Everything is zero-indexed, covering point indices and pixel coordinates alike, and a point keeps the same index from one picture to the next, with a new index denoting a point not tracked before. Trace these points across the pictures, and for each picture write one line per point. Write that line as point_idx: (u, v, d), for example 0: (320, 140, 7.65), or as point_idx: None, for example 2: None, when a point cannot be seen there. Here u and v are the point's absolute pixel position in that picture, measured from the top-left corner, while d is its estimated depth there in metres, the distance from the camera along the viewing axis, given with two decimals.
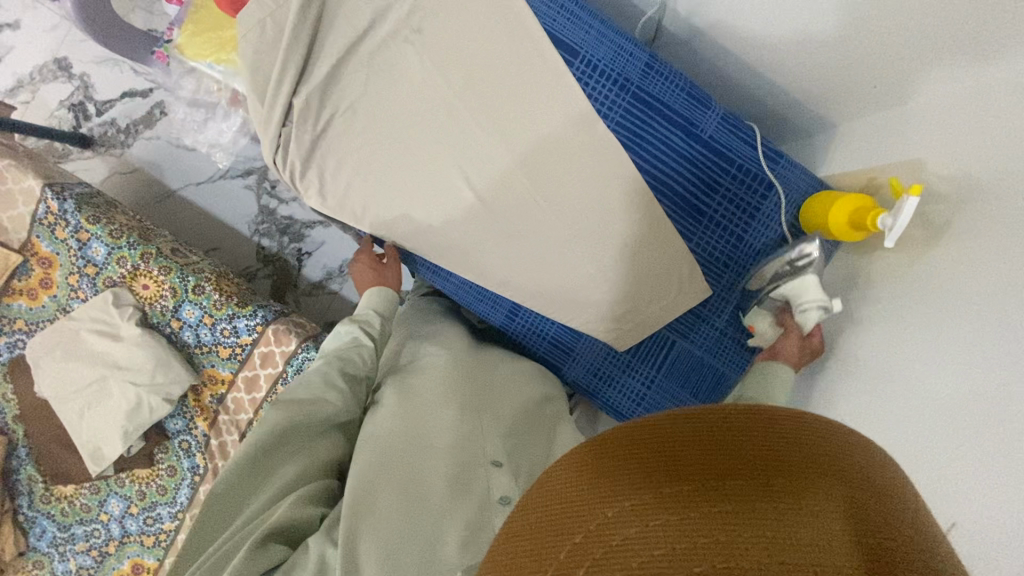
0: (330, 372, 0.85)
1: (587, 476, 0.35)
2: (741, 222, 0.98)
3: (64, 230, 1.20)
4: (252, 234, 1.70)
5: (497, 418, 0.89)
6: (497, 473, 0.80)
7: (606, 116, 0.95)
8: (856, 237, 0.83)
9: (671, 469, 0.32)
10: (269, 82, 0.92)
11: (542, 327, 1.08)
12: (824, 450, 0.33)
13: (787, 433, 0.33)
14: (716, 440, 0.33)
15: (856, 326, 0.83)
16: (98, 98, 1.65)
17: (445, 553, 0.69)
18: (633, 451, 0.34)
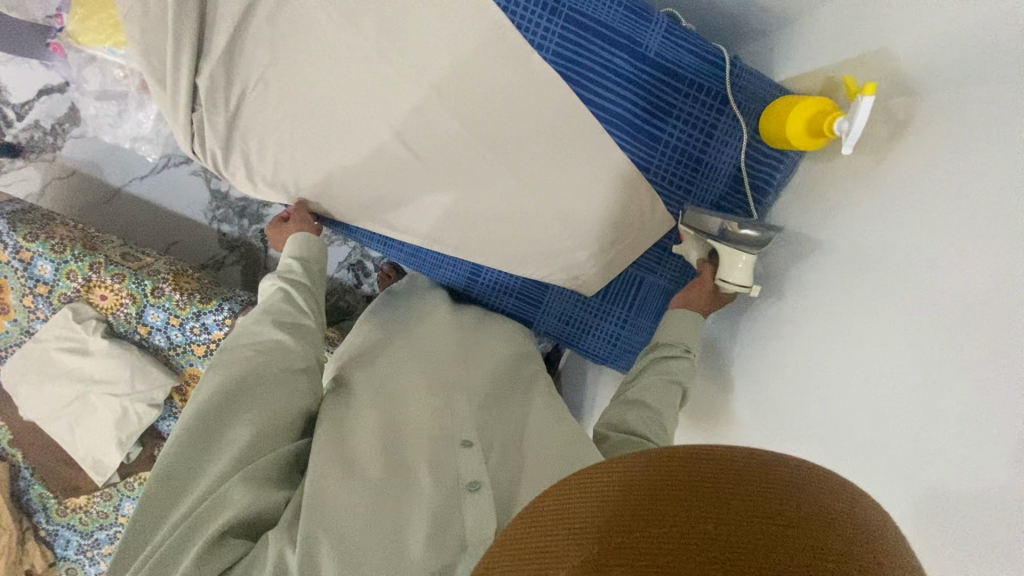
0: (265, 329, 0.85)
1: (543, 539, 0.37)
2: (699, 143, 0.92)
3: (4, 252, 1.14)
4: (210, 222, 1.65)
5: (469, 397, 0.90)
6: (466, 455, 0.80)
7: (541, 47, 0.86)
8: (815, 144, 0.77)
9: (605, 530, 0.35)
10: (166, 64, 0.84)
11: (508, 283, 1.07)
12: (744, 494, 0.35)
13: (705, 476, 0.36)
14: (653, 494, 0.35)
15: (818, 239, 0.81)
16: (13, 100, 1.53)
17: (411, 549, 0.70)
18: (598, 490, 0.37)
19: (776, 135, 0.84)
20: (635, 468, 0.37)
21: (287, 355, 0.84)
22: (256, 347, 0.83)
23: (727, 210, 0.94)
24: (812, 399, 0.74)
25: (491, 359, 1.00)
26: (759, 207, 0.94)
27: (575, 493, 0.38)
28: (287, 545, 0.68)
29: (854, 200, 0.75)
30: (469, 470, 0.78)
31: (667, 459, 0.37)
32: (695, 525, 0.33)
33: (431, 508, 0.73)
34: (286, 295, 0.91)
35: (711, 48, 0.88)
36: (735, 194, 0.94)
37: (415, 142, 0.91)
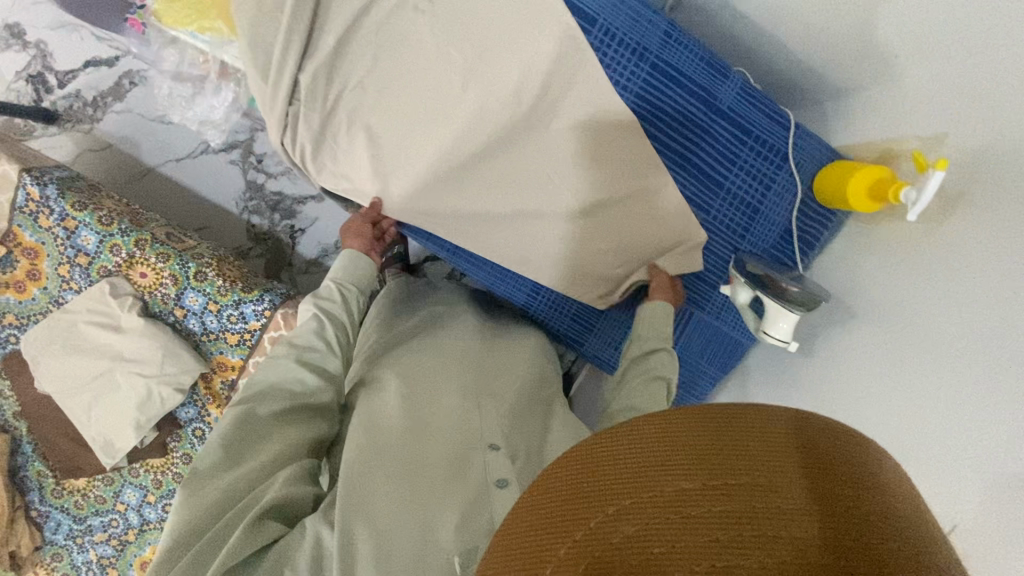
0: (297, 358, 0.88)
1: (581, 483, 0.35)
2: (757, 194, 0.98)
3: (48, 219, 1.11)
4: (241, 212, 1.64)
5: (496, 404, 0.91)
6: (493, 456, 0.82)
7: (625, 88, 0.92)
8: (872, 207, 0.85)
9: (663, 471, 0.33)
10: (271, 58, 0.87)
11: (563, 304, 1.10)
12: (801, 449, 0.34)
13: (761, 432, 0.34)
14: (713, 445, 0.33)
15: (863, 296, 0.87)
16: (58, 68, 1.52)
17: (438, 536, 0.71)
18: (609, 455, 0.35)
19: (834, 195, 0.91)
20: (670, 427, 0.35)
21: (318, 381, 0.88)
22: (283, 377, 0.85)
23: (776, 259, 1.00)
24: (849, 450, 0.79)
25: (517, 371, 1.02)
26: (805, 260, 1.00)
27: (589, 460, 0.35)
28: (324, 528, 0.72)
29: (897, 263, 0.81)
30: (496, 471, 0.80)
31: (721, 412, 0.35)
32: (754, 471, 0.32)
33: (456, 498, 0.75)
34: (319, 322, 0.93)
35: (778, 110, 0.95)
36: (785, 245, 1.00)
37: (495, 160, 0.95)
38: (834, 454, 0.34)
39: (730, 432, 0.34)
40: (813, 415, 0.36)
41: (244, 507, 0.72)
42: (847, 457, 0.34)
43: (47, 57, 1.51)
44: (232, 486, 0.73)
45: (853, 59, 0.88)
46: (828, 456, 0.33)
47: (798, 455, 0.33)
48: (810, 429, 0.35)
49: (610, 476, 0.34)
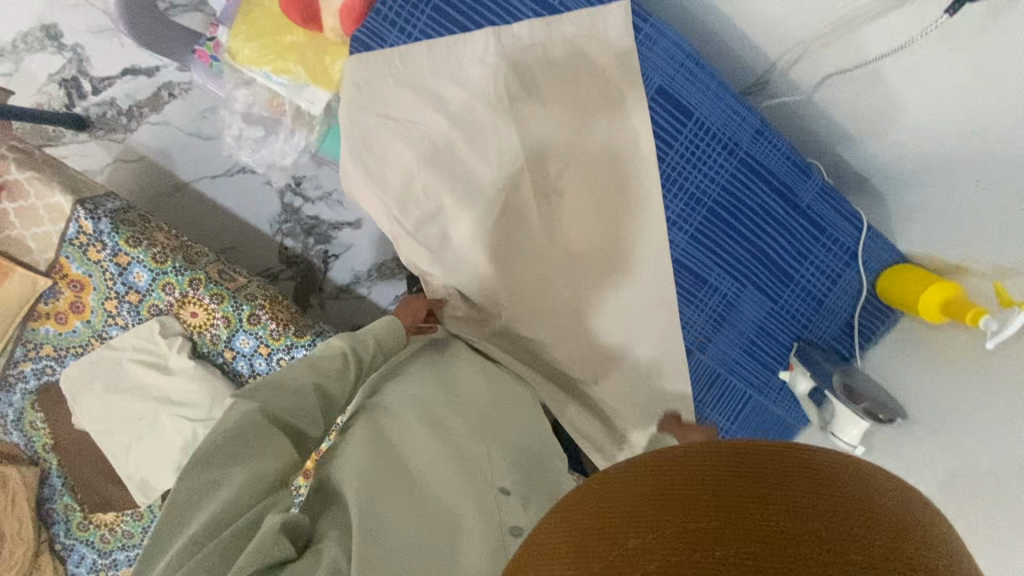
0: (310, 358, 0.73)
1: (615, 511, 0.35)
2: (823, 287, 1.00)
3: (99, 252, 1.07)
4: (274, 233, 1.59)
5: (506, 435, 0.76)
6: (506, 500, 0.66)
7: (712, 181, 0.94)
8: (938, 319, 0.88)
9: (689, 496, 0.34)
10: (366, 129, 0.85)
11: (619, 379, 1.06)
12: (819, 480, 0.34)
13: (779, 465, 0.35)
14: (740, 476, 0.34)
15: (911, 403, 0.90)
16: (94, 73, 1.45)
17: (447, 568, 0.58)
18: (619, 480, 0.37)
19: (902, 297, 0.95)
20: (693, 462, 0.36)
21: (329, 376, 0.72)
22: (293, 393, 0.68)
23: (836, 350, 1.03)
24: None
25: (537, 411, 0.86)
26: (859, 354, 1.04)
27: (617, 485, 0.36)
28: (343, 556, 0.56)
29: (964, 382, 0.82)
30: (509, 516, 0.64)
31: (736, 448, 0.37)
32: (778, 500, 0.33)
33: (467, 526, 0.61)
34: (343, 356, 0.75)
35: (853, 211, 0.98)
36: (843, 337, 1.03)
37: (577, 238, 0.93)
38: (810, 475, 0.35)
39: (746, 466, 0.35)
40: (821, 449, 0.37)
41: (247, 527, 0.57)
42: (835, 486, 0.34)
43: (83, 61, 1.44)
44: (231, 501, 0.58)
45: (930, 174, 0.89)
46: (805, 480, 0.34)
47: (817, 486, 0.34)
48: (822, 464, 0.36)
49: (600, 515, 0.35)
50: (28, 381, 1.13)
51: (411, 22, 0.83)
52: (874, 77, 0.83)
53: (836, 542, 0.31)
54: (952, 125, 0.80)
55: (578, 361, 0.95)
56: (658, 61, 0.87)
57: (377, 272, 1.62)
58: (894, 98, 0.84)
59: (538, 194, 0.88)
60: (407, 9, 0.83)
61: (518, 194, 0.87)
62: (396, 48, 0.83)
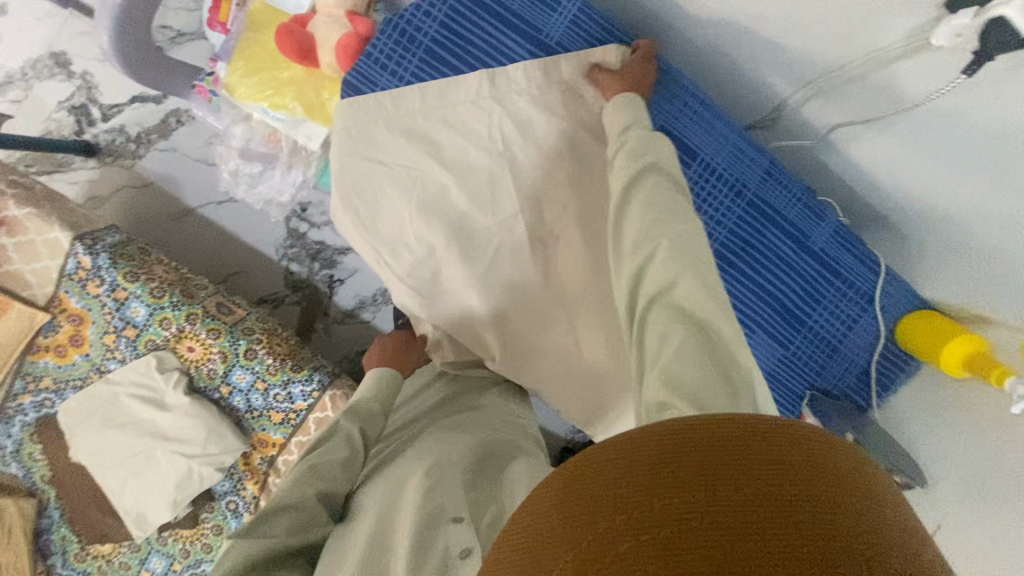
0: (313, 460, 0.72)
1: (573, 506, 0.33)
2: (838, 333, 0.95)
3: (98, 287, 1.06)
4: (279, 259, 1.58)
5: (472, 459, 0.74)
6: (455, 527, 0.61)
7: (719, 222, 0.90)
8: (958, 373, 0.83)
9: (652, 476, 0.32)
10: (357, 173, 0.84)
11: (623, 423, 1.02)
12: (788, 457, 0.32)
13: (746, 441, 0.33)
14: (705, 457, 0.33)
15: (930, 463, 0.85)
16: (103, 101, 1.47)
17: None
18: (582, 469, 0.35)
19: (919, 347, 0.90)
20: (658, 440, 0.34)
21: (332, 481, 0.71)
22: (300, 513, 0.66)
23: (854, 398, 0.97)
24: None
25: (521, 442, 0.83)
26: (878, 403, 0.97)
27: (578, 476, 0.35)
28: None
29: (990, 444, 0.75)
30: (455, 541, 0.60)
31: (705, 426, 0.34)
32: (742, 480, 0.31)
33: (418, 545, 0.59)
34: (345, 446, 0.75)
35: (869, 254, 0.93)
36: (860, 386, 0.97)
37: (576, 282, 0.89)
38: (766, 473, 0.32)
39: (712, 443, 0.33)
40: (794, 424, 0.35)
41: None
42: (800, 461, 0.32)
43: (92, 89, 1.46)
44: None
45: (949, 217, 0.83)
46: (759, 483, 0.31)
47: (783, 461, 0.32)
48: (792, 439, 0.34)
49: (562, 513, 0.34)
50: (27, 414, 1.13)
51: (403, 64, 0.81)
52: (887, 121, 0.78)
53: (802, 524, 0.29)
54: (972, 177, 0.75)
55: (578, 409, 0.91)
56: (659, 102, 0.85)
57: (383, 297, 1.58)
58: (909, 146, 0.79)
59: (533, 238, 0.85)
60: (399, 52, 0.81)
61: (512, 239, 0.85)
62: (387, 91, 0.82)
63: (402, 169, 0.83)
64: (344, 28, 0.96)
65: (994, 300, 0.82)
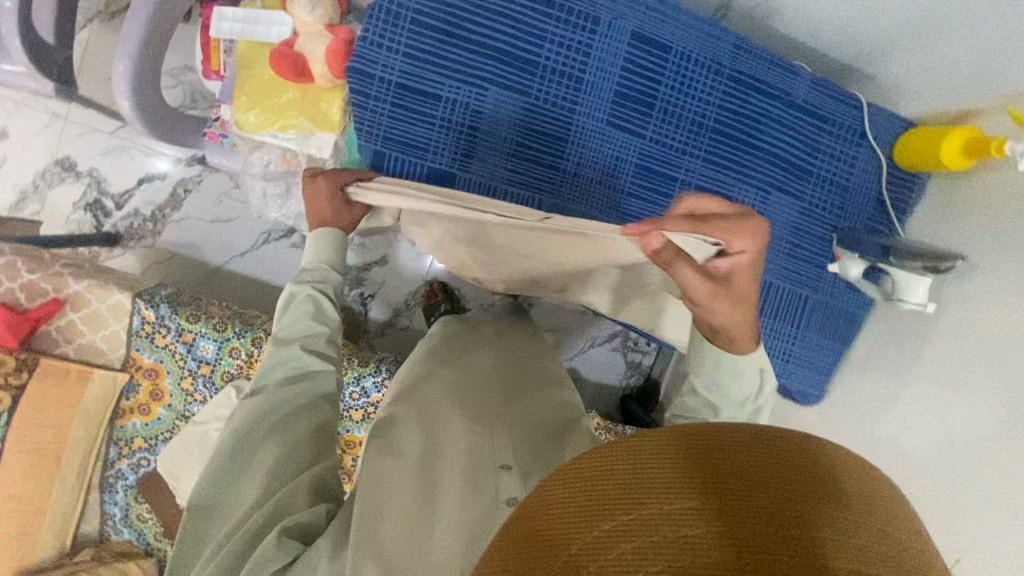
0: (287, 326, 0.79)
1: (587, 495, 0.37)
2: (844, 173, 1.03)
3: (166, 337, 1.13)
4: None
5: (513, 422, 0.76)
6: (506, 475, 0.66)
7: (709, 103, 0.98)
8: (964, 164, 0.90)
9: (662, 486, 0.36)
10: (381, 147, 0.92)
11: None
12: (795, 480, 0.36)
13: (755, 457, 0.37)
14: (711, 466, 0.36)
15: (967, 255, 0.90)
16: (114, 191, 1.56)
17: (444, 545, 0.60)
18: (596, 465, 0.39)
19: (921, 161, 0.97)
20: (672, 448, 0.38)
21: (312, 340, 0.78)
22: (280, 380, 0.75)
23: (874, 229, 1.05)
24: (967, 394, 0.80)
25: (545, 395, 0.85)
26: (900, 226, 1.04)
27: (589, 470, 0.39)
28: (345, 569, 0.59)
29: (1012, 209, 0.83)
30: (506, 486, 0.65)
31: (717, 437, 0.38)
32: (749, 494, 0.35)
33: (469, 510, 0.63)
34: (310, 304, 0.80)
35: (848, 94, 1.01)
36: (879, 214, 1.04)
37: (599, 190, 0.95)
38: (856, 511, 0.35)
39: (720, 456, 0.37)
40: (802, 448, 0.38)
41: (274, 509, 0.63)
42: (805, 481, 0.36)
43: (101, 183, 1.55)
44: (254, 501, 0.65)
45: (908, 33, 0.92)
46: (786, 507, 0.34)
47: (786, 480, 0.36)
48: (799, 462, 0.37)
49: (576, 496, 0.38)
50: (127, 477, 1.18)
51: (395, 39, 0.89)
52: None
53: (800, 537, 0.33)
54: None
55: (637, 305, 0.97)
56: (626, 10, 0.93)
57: (415, 300, 1.66)
58: None
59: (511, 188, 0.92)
60: (390, 31, 0.89)
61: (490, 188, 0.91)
62: (389, 66, 0.90)
63: (420, 131, 0.92)
64: (327, 40, 1.05)
65: (978, 89, 0.89)
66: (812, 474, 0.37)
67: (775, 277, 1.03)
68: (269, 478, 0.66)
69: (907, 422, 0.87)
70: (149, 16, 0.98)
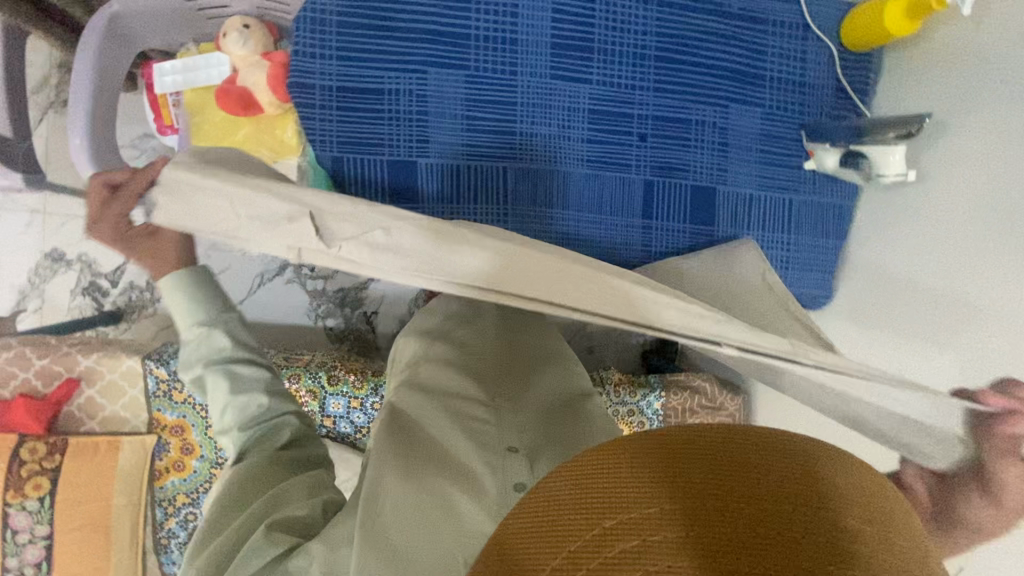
0: (217, 411, 0.77)
1: (589, 492, 0.40)
2: (797, 68, 1.02)
3: (182, 390, 1.15)
4: (315, 322, 1.66)
5: (520, 408, 0.78)
6: (513, 459, 0.68)
7: (646, 33, 0.98)
8: (913, 27, 0.90)
9: (663, 485, 0.38)
10: (338, 153, 0.93)
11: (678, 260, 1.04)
12: (799, 482, 0.37)
13: (757, 455, 0.39)
14: (716, 466, 0.38)
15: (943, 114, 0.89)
16: (106, 270, 1.59)
17: (454, 526, 0.63)
18: (597, 463, 0.41)
19: (868, 38, 0.97)
20: (673, 448, 0.40)
21: (246, 409, 0.76)
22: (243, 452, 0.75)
23: (839, 115, 1.04)
24: (978, 241, 0.79)
25: (552, 378, 0.86)
26: (867, 107, 1.04)
27: (589, 468, 0.41)
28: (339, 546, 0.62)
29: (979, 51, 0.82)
30: (514, 470, 0.67)
31: (723, 438, 0.40)
32: (753, 496, 0.36)
33: (476, 494, 0.65)
34: (223, 372, 0.77)
35: None
36: (841, 101, 1.04)
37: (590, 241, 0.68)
38: (859, 516, 0.37)
39: (724, 457, 0.39)
40: (809, 452, 0.40)
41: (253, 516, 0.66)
42: (808, 481, 0.37)
43: (93, 266, 1.59)
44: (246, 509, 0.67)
45: None
46: (789, 507, 0.36)
47: (791, 483, 0.37)
48: (804, 464, 0.39)
49: (578, 493, 0.40)
50: (178, 534, 1.20)
51: (326, 44, 0.91)
52: None
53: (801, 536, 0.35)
54: None
55: None
56: None
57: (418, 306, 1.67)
58: None
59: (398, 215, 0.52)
60: (319, 38, 0.90)
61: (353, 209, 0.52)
62: (326, 72, 0.91)
63: (372, 127, 0.93)
64: (265, 67, 1.07)
65: None
66: (817, 476, 0.38)
67: (752, 186, 1.03)
68: (254, 488, 0.69)
69: (924, 281, 0.87)
70: (92, 80, 1.02)
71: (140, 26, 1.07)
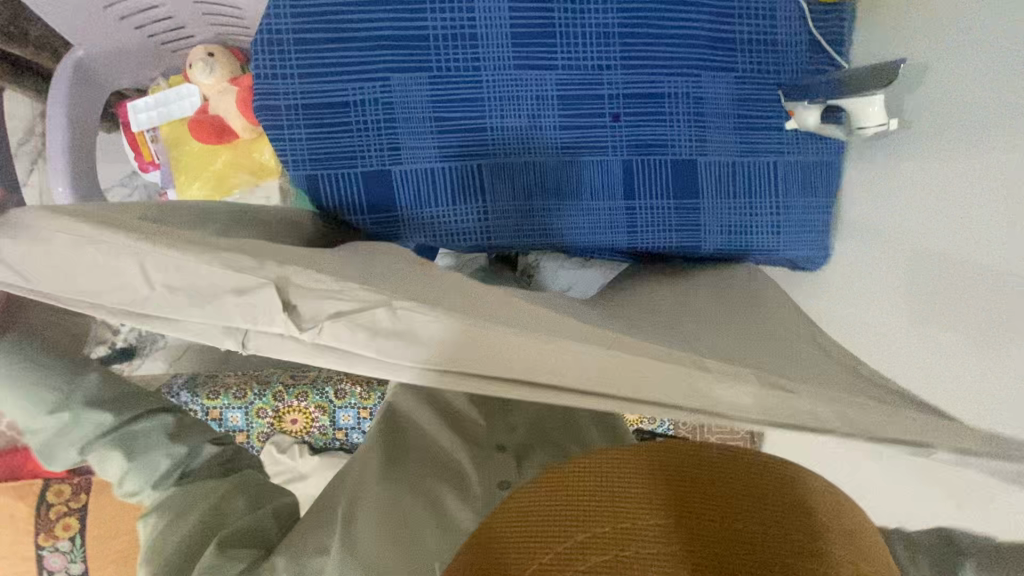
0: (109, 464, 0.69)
1: (579, 502, 0.47)
2: (767, 27, 0.99)
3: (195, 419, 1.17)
4: None
5: (511, 415, 0.91)
6: (502, 459, 0.83)
7: (606, 10, 0.96)
8: None
9: (644, 504, 0.45)
10: (311, 168, 0.93)
11: (666, 237, 1.02)
12: (754, 504, 0.46)
13: (723, 481, 0.47)
14: (688, 489, 0.46)
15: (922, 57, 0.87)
16: None
17: (453, 522, 0.74)
18: (586, 475, 0.49)
19: None
20: (656, 471, 0.48)
21: (153, 455, 0.71)
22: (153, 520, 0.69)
23: (818, 69, 1.01)
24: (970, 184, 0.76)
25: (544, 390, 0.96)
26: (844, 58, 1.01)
27: (579, 479, 0.49)
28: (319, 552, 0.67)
29: None
30: (503, 473, 0.81)
31: (696, 464, 0.49)
32: (716, 516, 0.45)
33: (473, 493, 0.78)
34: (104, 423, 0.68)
35: None
36: (817, 55, 1.01)
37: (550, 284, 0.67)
38: (805, 533, 0.45)
39: (696, 479, 0.48)
40: (769, 481, 0.49)
41: (216, 530, 0.69)
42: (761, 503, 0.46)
43: None
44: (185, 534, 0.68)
45: None
46: (744, 526, 0.44)
47: (748, 506, 0.46)
48: (761, 488, 0.48)
49: (566, 502, 0.47)
50: None
51: (286, 63, 0.90)
52: None
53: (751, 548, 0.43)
54: None
55: None
56: None
57: None
58: None
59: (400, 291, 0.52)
60: (278, 58, 0.90)
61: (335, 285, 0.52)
62: (289, 90, 0.91)
63: (341, 139, 0.93)
64: (234, 92, 1.08)
65: None
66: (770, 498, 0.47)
67: (733, 153, 1.01)
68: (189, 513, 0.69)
69: (923, 229, 0.85)
70: (67, 128, 1.05)
71: (106, 69, 1.10)
